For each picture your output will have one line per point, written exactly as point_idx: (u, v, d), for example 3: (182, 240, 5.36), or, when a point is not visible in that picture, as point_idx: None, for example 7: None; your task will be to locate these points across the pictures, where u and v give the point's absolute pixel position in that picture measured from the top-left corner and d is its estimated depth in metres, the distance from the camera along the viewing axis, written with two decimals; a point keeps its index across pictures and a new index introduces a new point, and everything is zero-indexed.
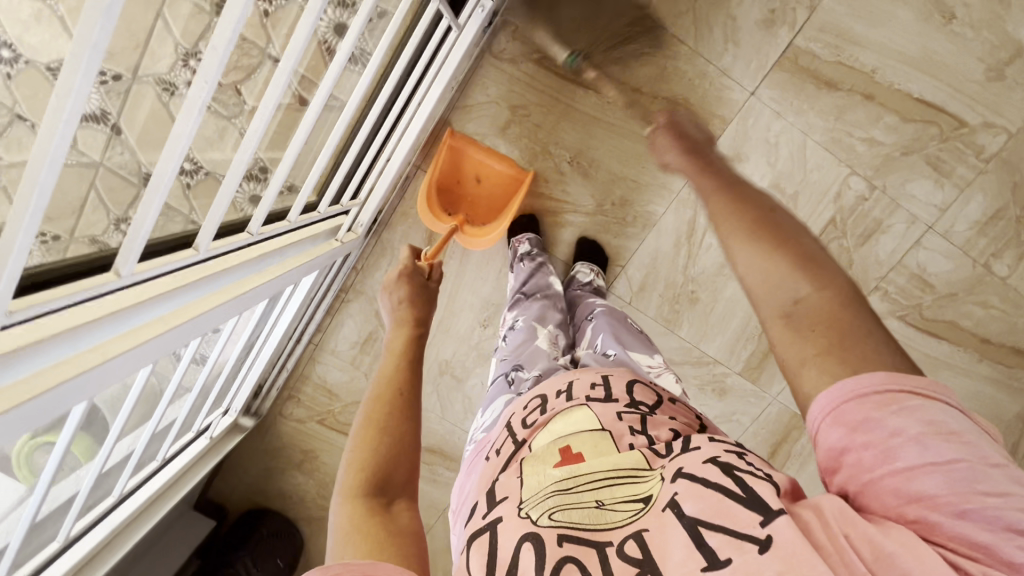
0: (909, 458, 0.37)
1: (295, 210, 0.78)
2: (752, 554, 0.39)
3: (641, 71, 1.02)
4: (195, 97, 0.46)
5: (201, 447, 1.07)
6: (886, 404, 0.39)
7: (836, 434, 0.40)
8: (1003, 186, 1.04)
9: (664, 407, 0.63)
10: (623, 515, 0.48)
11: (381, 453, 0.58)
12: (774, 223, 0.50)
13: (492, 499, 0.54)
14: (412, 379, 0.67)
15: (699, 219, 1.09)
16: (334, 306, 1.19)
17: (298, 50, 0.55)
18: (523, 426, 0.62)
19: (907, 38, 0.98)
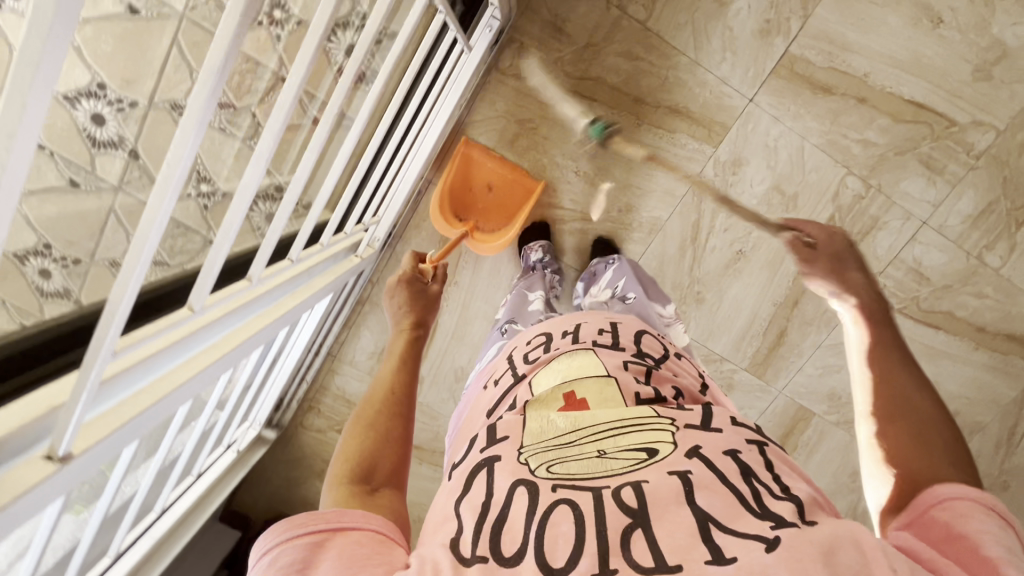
0: (997, 548, 0.39)
1: (326, 235, 0.81)
2: (758, 553, 0.38)
3: (643, 82, 1.05)
4: (263, 147, 0.50)
5: (230, 459, 1.11)
6: (996, 521, 0.42)
7: (942, 515, 0.43)
8: (993, 181, 1.09)
9: (668, 362, 0.70)
10: (624, 464, 0.50)
11: (366, 447, 0.59)
12: (923, 432, 0.51)
13: (492, 437, 0.56)
14: (404, 383, 0.69)
15: (702, 223, 1.13)
16: (351, 318, 1.23)
17: (340, 96, 0.63)
18: (526, 362, 0.69)
19: (897, 43, 1.02)
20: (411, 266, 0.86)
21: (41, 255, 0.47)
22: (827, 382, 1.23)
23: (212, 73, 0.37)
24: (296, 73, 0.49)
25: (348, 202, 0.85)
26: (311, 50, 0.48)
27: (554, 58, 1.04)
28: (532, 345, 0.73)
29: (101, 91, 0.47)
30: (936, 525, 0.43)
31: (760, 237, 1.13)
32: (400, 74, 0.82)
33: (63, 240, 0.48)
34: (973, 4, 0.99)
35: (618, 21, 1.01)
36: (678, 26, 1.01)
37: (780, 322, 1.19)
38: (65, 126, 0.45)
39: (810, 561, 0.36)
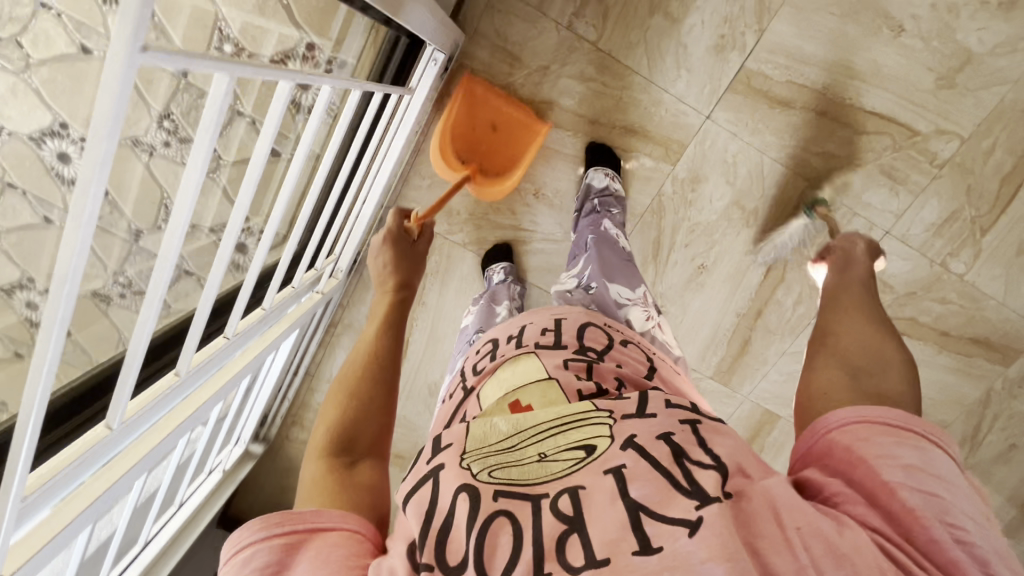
0: (894, 474, 0.41)
1: (273, 288, 0.84)
2: (681, 539, 0.39)
3: (598, 104, 1.04)
4: (166, 248, 0.50)
5: (216, 480, 1.17)
6: (901, 440, 0.43)
7: (847, 442, 0.45)
8: (957, 189, 1.07)
9: (613, 352, 0.67)
10: (562, 466, 0.48)
11: (347, 416, 0.61)
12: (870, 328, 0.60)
13: (437, 446, 0.54)
14: (389, 347, 0.70)
15: (663, 240, 1.14)
16: (326, 339, 1.27)
17: (261, 161, 0.59)
18: (473, 372, 0.67)
19: (856, 54, 0.99)
20: (396, 222, 0.83)
21: (26, 287, 0.52)
22: (792, 387, 1.25)
23: (76, 241, 0.37)
24: (190, 175, 0.48)
25: (301, 231, 0.85)
26: (201, 170, 0.47)
27: (505, 82, 1.03)
28: (480, 355, 0.70)
29: (65, 131, 0.51)
30: (840, 453, 0.45)
31: (722, 252, 1.14)
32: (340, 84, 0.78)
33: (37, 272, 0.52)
34: (935, 10, 0.95)
35: (571, 44, 0.99)
36: (629, 44, 0.99)
37: (743, 331, 1.21)
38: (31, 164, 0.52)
39: (731, 537, 0.38)
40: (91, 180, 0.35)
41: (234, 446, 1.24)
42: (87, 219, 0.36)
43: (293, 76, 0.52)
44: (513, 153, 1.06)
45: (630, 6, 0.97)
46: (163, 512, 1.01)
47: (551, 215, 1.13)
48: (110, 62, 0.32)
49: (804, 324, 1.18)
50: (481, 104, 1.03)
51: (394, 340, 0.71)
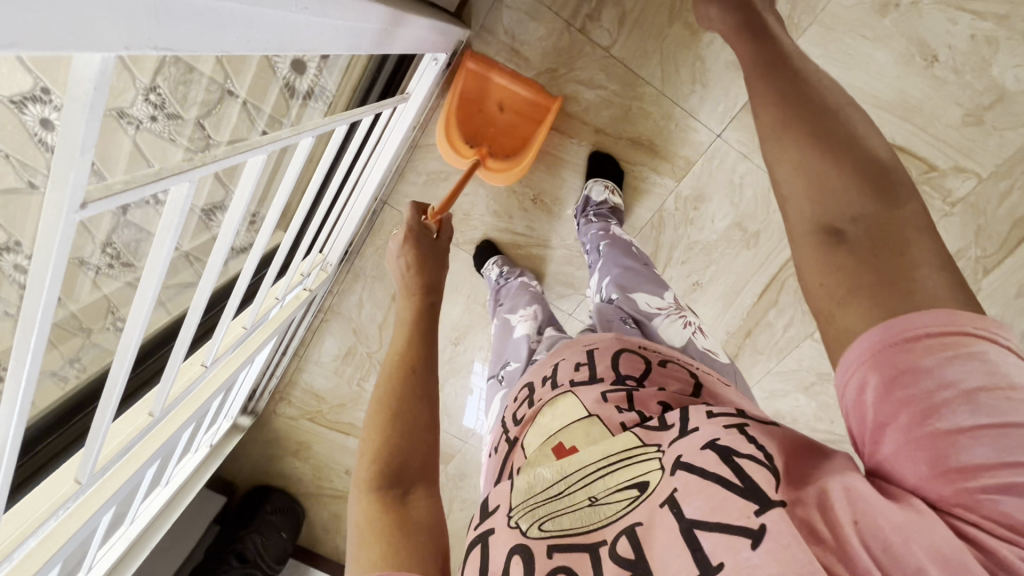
0: (954, 417, 0.29)
1: (270, 277, 0.78)
2: (744, 553, 0.35)
3: (604, 113, 1.00)
4: (143, 295, 0.47)
5: (201, 457, 1.18)
6: (948, 351, 0.30)
7: (875, 381, 0.32)
8: (967, 228, 1.03)
9: (653, 375, 0.60)
10: (615, 509, 0.45)
11: (393, 440, 0.54)
12: (824, 122, 0.40)
13: (485, 511, 0.53)
14: (424, 356, 0.63)
15: (660, 256, 1.12)
16: (315, 324, 1.26)
17: (246, 195, 0.55)
18: (514, 422, 0.62)
19: (883, 81, 0.94)
20: (413, 217, 0.72)
21: (13, 250, 0.46)
22: (772, 405, 1.25)
23: (27, 357, 0.35)
24: (170, 218, 0.44)
25: (300, 226, 0.79)
26: (163, 260, 0.46)
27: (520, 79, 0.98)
28: (517, 403, 0.65)
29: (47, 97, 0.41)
30: (865, 399, 0.33)
31: (719, 271, 1.12)
32: (328, 70, 0.77)
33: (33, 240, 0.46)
34: (974, 42, 0.89)
35: (580, 48, 0.94)
36: (644, 52, 0.94)
37: (731, 348, 1.21)
38: (14, 131, 0.42)
39: (800, 546, 0.33)
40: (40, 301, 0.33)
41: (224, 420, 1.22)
42: (38, 345, 0.35)
43: (265, 148, 0.49)
44: (528, 134, 1.01)
45: (650, 11, 0.91)
46: (153, 498, 1.03)
47: (556, 223, 1.12)
48: (44, 220, 0.30)
49: (792, 346, 1.18)
50: (491, 83, 0.96)
51: (426, 340, 0.64)
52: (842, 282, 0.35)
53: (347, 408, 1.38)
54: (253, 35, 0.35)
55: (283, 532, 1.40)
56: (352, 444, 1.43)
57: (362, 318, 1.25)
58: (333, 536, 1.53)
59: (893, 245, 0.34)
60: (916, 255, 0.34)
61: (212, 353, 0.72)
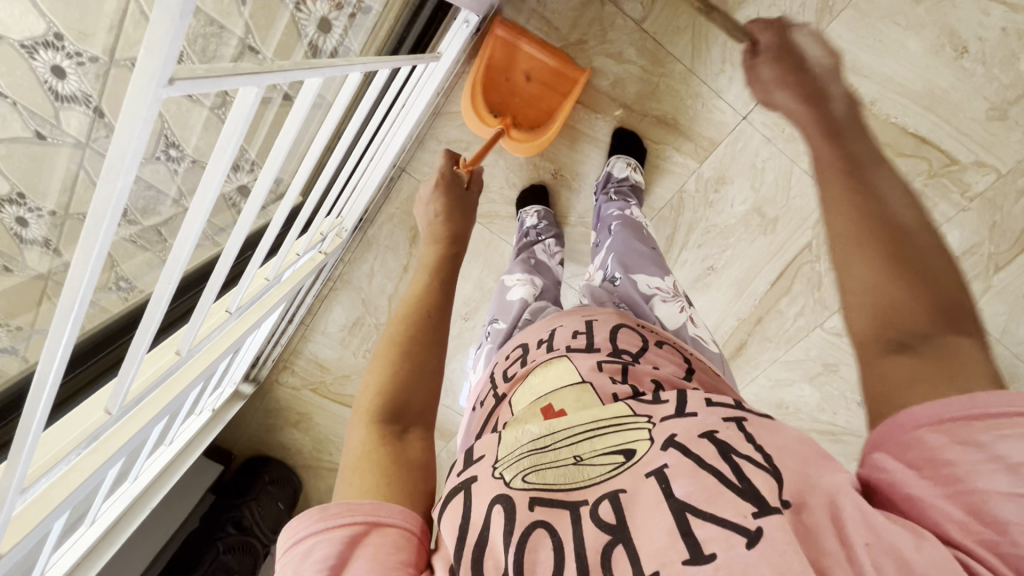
0: (992, 483, 0.31)
1: (293, 232, 0.75)
2: (738, 550, 0.35)
3: (632, 88, 1.00)
4: (197, 205, 0.45)
5: (204, 419, 1.17)
6: (1001, 429, 0.32)
7: (932, 440, 0.35)
8: (982, 223, 1.03)
9: (649, 354, 0.59)
10: (603, 470, 0.44)
11: (399, 378, 0.53)
12: (902, 243, 0.45)
13: (470, 458, 0.49)
14: (443, 300, 0.62)
15: (676, 238, 1.12)
16: (324, 292, 1.25)
17: (292, 132, 0.53)
18: (504, 379, 0.61)
19: (911, 70, 0.94)
20: (446, 165, 0.71)
21: (16, 203, 0.45)
22: (778, 395, 1.25)
23: (93, 248, 0.35)
24: (232, 128, 0.42)
25: (325, 184, 0.77)
26: (219, 177, 0.44)
27: (573, 42, 0.96)
28: (509, 360, 0.64)
29: (59, 43, 0.42)
30: (912, 452, 0.36)
31: (734, 256, 1.12)
32: (353, 29, 0.75)
33: (36, 190, 0.46)
34: (1005, 35, 0.90)
35: (613, 19, 0.94)
36: (675, 28, 0.95)
37: (741, 335, 1.21)
38: (24, 78, 0.42)
39: (793, 555, 0.33)
40: (105, 212, 0.33)
41: (225, 388, 1.19)
42: (106, 233, 0.35)
43: (324, 72, 0.49)
44: (553, 105, 1.00)
45: None
46: (155, 455, 1.01)
47: (574, 199, 1.11)
48: (133, 93, 0.29)
49: (801, 336, 1.18)
50: (519, 53, 0.95)
51: (445, 287, 0.62)
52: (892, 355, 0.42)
53: (351, 379, 1.37)
54: None
55: (278, 502, 1.39)
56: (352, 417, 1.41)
57: (372, 289, 1.24)
58: None
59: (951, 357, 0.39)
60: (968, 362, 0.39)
61: (237, 300, 0.71)
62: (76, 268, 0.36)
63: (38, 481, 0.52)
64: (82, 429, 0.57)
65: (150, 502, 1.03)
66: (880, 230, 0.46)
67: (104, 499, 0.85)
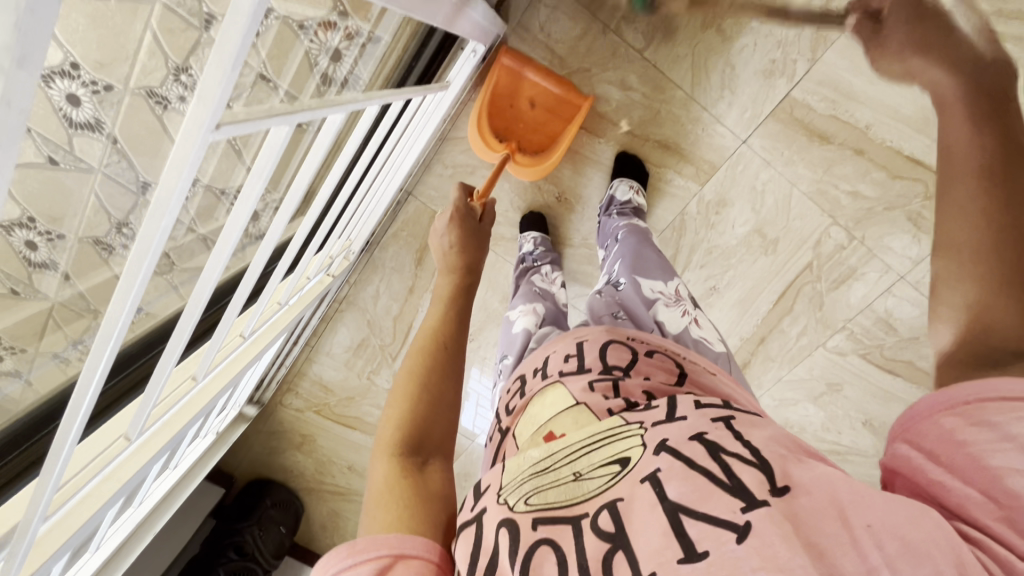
0: (1006, 459, 0.32)
1: (311, 249, 0.78)
2: (729, 545, 0.35)
3: (635, 114, 1.03)
4: (227, 237, 0.48)
5: (209, 442, 1.16)
6: (1011, 410, 0.33)
7: (949, 423, 0.37)
8: None
9: (640, 365, 0.59)
10: (600, 482, 0.44)
11: (418, 411, 0.54)
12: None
13: (478, 491, 0.50)
14: (456, 330, 0.63)
15: (678, 259, 1.14)
16: (330, 314, 1.26)
17: (319, 157, 0.57)
18: (506, 412, 0.62)
19: (905, 96, 0.97)
20: (461, 197, 0.72)
21: (26, 227, 0.43)
22: (782, 415, 1.25)
23: (137, 277, 0.37)
24: (263, 164, 0.46)
25: (338, 207, 0.79)
26: (249, 207, 0.47)
27: (579, 69, 0.99)
28: (509, 394, 0.65)
29: (74, 73, 0.39)
30: (936, 437, 0.37)
31: (736, 277, 1.14)
32: (364, 58, 0.77)
33: (49, 216, 0.44)
34: None
35: (616, 49, 0.97)
36: (675, 56, 0.98)
37: (744, 354, 1.22)
38: (41, 110, 0.39)
39: (780, 542, 0.33)
40: (148, 250, 0.35)
41: (230, 409, 1.19)
42: (147, 267, 0.37)
43: (345, 108, 0.51)
44: (557, 130, 1.02)
45: (684, 18, 0.95)
46: (163, 478, 1.01)
47: (578, 221, 1.13)
48: (183, 136, 0.31)
49: (804, 356, 1.18)
50: (524, 80, 0.98)
51: (460, 317, 0.64)
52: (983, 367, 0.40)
53: (355, 401, 1.37)
54: None
55: (280, 526, 1.37)
56: (356, 439, 1.41)
57: (377, 310, 1.25)
58: (328, 534, 1.50)
59: None
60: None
61: (251, 324, 0.73)
62: (116, 299, 0.38)
63: (61, 506, 0.54)
64: (103, 456, 0.58)
65: (154, 527, 1.03)
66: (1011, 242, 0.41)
67: (110, 523, 0.84)
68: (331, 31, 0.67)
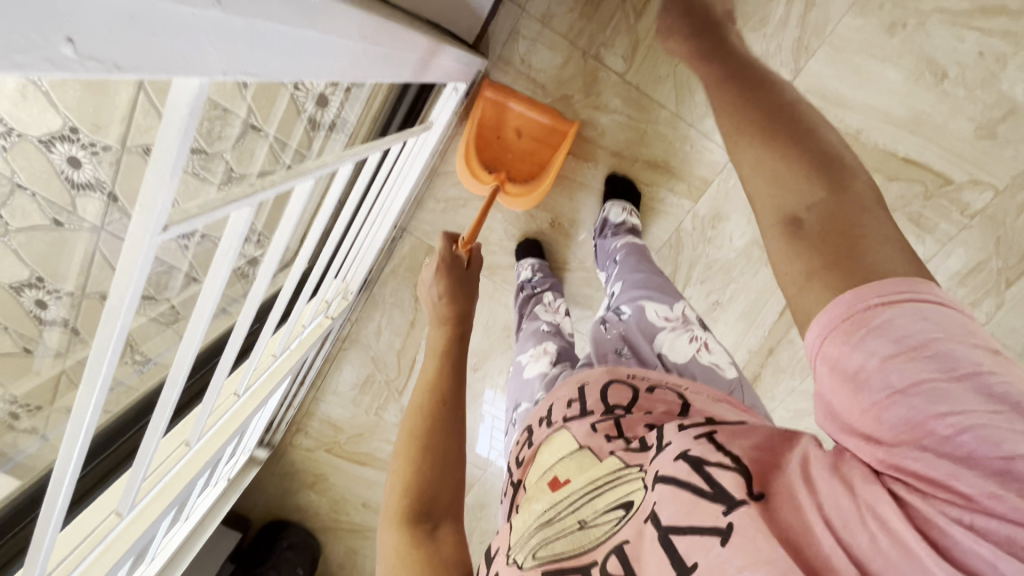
0: (872, 391, 0.30)
1: (303, 296, 0.77)
2: (714, 550, 0.34)
3: (622, 137, 1.03)
4: (197, 319, 0.47)
5: (220, 489, 1.16)
6: (863, 327, 0.31)
7: (823, 376, 0.33)
8: (986, 240, 1.03)
9: (641, 402, 0.57)
10: (605, 529, 0.43)
11: (422, 475, 0.53)
12: (797, 133, 0.40)
13: (490, 555, 0.50)
14: (456, 384, 0.62)
15: (678, 276, 1.13)
16: (334, 353, 1.26)
17: (293, 217, 0.56)
18: (517, 464, 0.61)
19: (892, 99, 0.96)
20: (446, 247, 0.71)
21: (35, 286, 0.45)
22: (798, 425, 1.22)
23: (97, 380, 0.37)
24: (230, 238, 0.45)
25: (329, 253, 0.79)
26: (222, 278, 0.46)
27: (562, 96, 1.00)
28: (519, 445, 0.63)
29: (72, 136, 0.42)
30: (824, 392, 0.33)
31: (739, 289, 1.12)
32: (349, 102, 0.78)
33: (52, 272, 0.46)
34: (982, 58, 0.91)
35: (598, 74, 0.98)
36: (658, 77, 0.98)
37: (754, 367, 1.19)
38: (42, 169, 0.42)
39: (763, 539, 0.33)
40: (106, 348, 0.35)
41: (240, 455, 1.19)
42: (108, 364, 0.36)
43: (313, 174, 0.51)
44: (546, 158, 1.02)
45: None
46: (172, 533, 1.01)
47: (573, 245, 1.13)
48: (129, 244, 0.31)
49: None
50: (508, 111, 0.99)
51: (456, 368, 0.63)
52: (810, 263, 0.35)
53: (365, 437, 1.37)
54: (323, 64, 0.31)
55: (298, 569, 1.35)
56: (369, 475, 1.40)
57: (380, 345, 1.25)
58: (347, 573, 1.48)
59: (844, 232, 0.35)
60: (866, 234, 0.35)
61: (244, 382, 0.73)
62: (80, 401, 0.37)
63: None
64: (94, 534, 0.58)
65: None
66: (776, 126, 0.41)
67: None
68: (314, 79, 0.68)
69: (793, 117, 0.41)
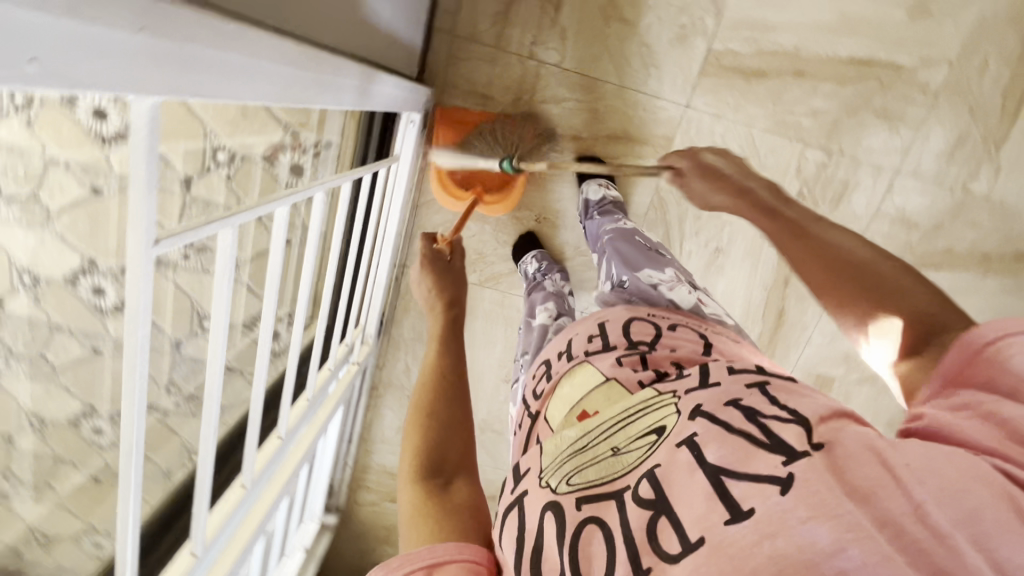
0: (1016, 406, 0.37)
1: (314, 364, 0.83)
2: (773, 499, 0.34)
3: (577, 121, 1.07)
4: (215, 355, 0.52)
5: (300, 560, 1.19)
6: (996, 354, 0.40)
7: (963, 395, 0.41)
8: (960, 112, 1.03)
9: (665, 339, 0.60)
10: (638, 455, 0.44)
11: (432, 438, 0.56)
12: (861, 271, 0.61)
13: (519, 475, 0.52)
14: (453, 363, 0.66)
15: (673, 235, 1.15)
16: (371, 402, 1.30)
17: (274, 284, 0.58)
18: (535, 398, 0.63)
19: (817, 10, 0.99)
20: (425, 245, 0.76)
21: (96, 412, 0.59)
22: (839, 345, 1.20)
23: (133, 396, 0.41)
24: (223, 262, 0.47)
25: (328, 308, 0.82)
26: (224, 317, 0.50)
27: (513, 101, 1.05)
28: (536, 378, 0.65)
29: (92, 268, 0.54)
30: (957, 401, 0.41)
31: (735, 230, 1.14)
32: (324, 162, 0.85)
33: (98, 395, 0.58)
34: None
35: (537, 71, 1.04)
36: (595, 56, 1.03)
37: (776, 303, 1.18)
38: (74, 305, 0.55)
39: (825, 487, 0.33)
40: (135, 367, 0.39)
41: (308, 522, 1.22)
42: (140, 386, 0.41)
43: (288, 200, 0.54)
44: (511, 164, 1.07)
45: (587, 20, 1.01)
46: None
47: (565, 234, 1.16)
48: (129, 258, 0.36)
49: None
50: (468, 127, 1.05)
51: (456, 355, 0.67)
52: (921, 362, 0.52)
53: None
54: (252, 85, 0.36)
55: None
56: None
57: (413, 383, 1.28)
58: None
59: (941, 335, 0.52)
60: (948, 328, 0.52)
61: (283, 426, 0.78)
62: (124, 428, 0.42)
63: None
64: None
65: None
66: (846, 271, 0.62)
67: None
68: (282, 152, 0.75)
69: (857, 259, 0.62)
